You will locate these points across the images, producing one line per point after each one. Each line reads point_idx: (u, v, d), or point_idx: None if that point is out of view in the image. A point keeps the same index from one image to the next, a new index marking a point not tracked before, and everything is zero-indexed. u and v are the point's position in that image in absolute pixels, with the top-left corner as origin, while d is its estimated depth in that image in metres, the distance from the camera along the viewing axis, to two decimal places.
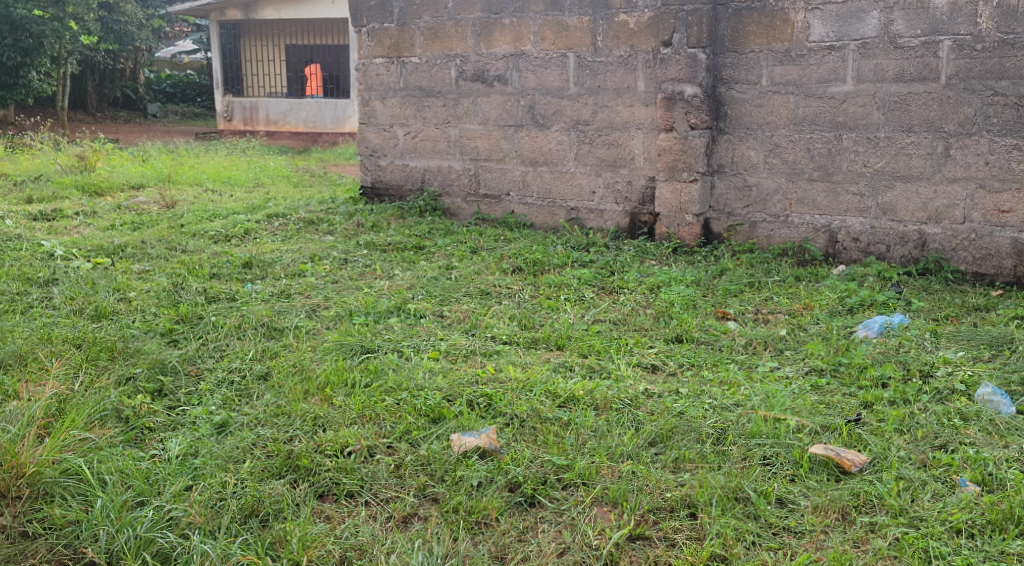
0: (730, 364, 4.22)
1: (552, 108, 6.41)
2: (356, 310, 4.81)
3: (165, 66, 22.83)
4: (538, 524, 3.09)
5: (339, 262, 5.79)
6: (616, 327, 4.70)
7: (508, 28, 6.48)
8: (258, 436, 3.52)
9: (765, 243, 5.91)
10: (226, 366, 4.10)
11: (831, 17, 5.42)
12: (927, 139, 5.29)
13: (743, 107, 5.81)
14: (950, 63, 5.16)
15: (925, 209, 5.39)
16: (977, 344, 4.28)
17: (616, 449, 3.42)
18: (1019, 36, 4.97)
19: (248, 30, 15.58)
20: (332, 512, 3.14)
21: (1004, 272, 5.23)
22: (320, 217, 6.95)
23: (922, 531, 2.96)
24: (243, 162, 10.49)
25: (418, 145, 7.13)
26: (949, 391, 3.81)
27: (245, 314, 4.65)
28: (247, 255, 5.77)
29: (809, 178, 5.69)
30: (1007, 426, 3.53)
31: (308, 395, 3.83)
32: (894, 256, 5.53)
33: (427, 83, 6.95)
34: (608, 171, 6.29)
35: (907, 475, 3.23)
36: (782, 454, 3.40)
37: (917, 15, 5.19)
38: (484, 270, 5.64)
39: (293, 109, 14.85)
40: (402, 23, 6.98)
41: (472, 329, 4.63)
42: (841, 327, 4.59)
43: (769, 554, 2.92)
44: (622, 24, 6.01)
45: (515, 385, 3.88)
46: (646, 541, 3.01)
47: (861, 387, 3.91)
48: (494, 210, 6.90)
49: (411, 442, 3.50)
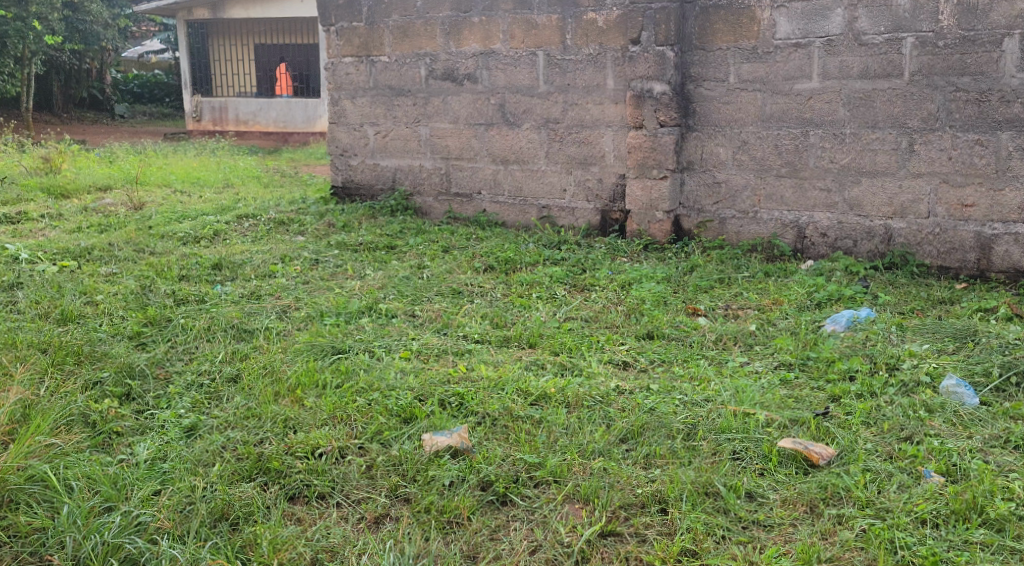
0: (700, 359, 4.25)
1: (522, 107, 6.42)
2: (328, 310, 4.80)
3: (132, 66, 22.60)
4: (510, 522, 3.10)
5: (310, 263, 5.76)
6: (588, 324, 4.72)
7: (477, 27, 6.48)
8: (228, 438, 3.50)
9: (734, 239, 5.95)
10: (195, 369, 4.07)
11: (796, 15, 5.47)
12: (892, 135, 5.36)
13: (711, 104, 5.84)
14: (913, 59, 5.22)
15: (890, 204, 5.45)
16: (942, 336, 4.35)
17: (588, 446, 3.43)
18: (979, 33, 5.05)
19: (217, 30, 15.46)
20: (303, 514, 3.14)
21: (968, 265, 5.31)
22: (290, 218, 6.92)
23: (888, 522, 3.00)
24: (213, 163, 10.41)
25: (388, 144, 7.11)
26: (914, 383, 3.87)
27: (214, 316, 4.62)
28: (217, 256, 5.73)
29: (777, 175, 5.74)
30: (971, 418, 3.59)
31: (278, 396, 3.81)
32: (861, 251, 5.59)
33: (397, 82, 6.93)
34: (579, 169, 6.31)
35: (874, 467, 3.28)
36: (751, 449, 3.43)
37: (880, 12, 5.24)
38: (456, 268, 5.64)
39: (263, 109, 14.76)
40: (371, 21, 6.95)
41: (444, 328, 4.64)
42: (809, 322, 4.64)
43: (739, 548, 2.94)
44: (591, 22, 6.03)
45: (486, 384, 3.88)
46: (617, 537, 3.02)
47: (828, 380, 3.96)
48: (466, 208, 6.89)
49: (382, 442, 3.50)
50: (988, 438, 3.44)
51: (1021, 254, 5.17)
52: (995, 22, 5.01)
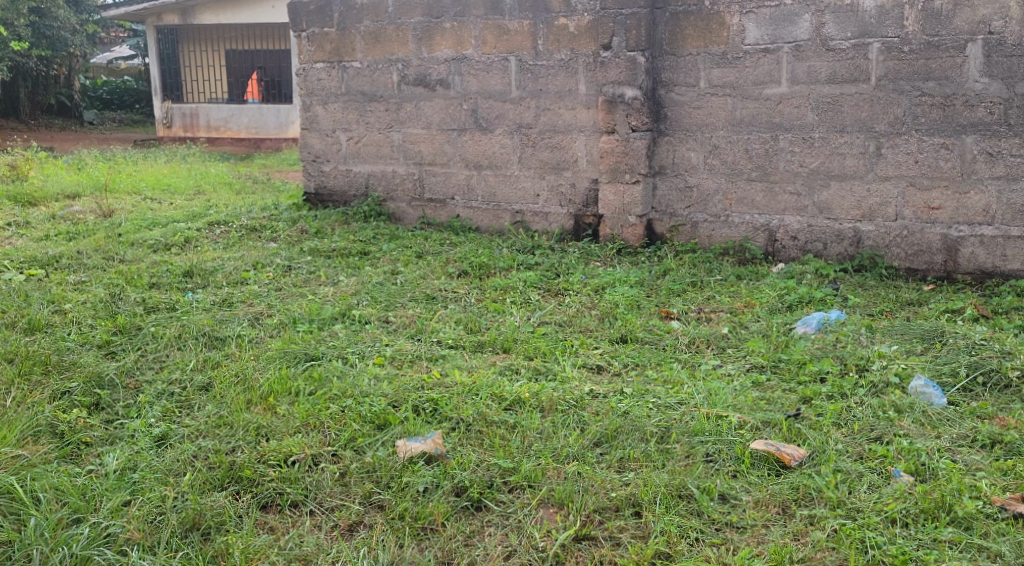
0: (673, 363, 4.28)
1: (495, 112, 6.43)
2: (300, 317, 4.78)
3: (101, 72, 22.32)
4: (485, 528, 3.10)
5: (283, 269, 5.74)
6: (562, 328, 4.73)
7: (449, 32, 6.49)
8: (200, 447, 3.47)
9: (706, 242, 5.99)
10: (166, 378, 4.03)
11: (765, 20, 5.53)
12: (859, 138, 5.42)
13: (682, 109, 5.88)
14: (879, 64, 5.29)
15: (859, 207, 5.52)
16: (910, 337, 4.41)
17: (561, 450, 3.45)
18: (944, 38, 5.12)
19: (187, 35, 15.35)
20: (276, 522, 3.12)
21: (935, 267, 5.38)
22: (262, 224, 6.88)
23: (858, 522, 3.03)
24: (184, 169, 10.34)
25: (361, 150, 7.09)
26: (884, 384, 3.91)
27: (185, 324, 4.59)
28: (187, 263, 5.69)
29: (748, 178, 5.79)
30: (939, 417, 3.64)
31: (251, 404, 3.79)
32: (831, 254, 5.65)
33: (370, 88, 6.91)
34: (552, 174, 6.33)
35: (845, 468, 3.31)
36: (724, 451, 3.45)
37: (847, 18, 5.32)
38: (430, 274, 5.64)
39: (235, 114, 14.64)
40: (342, 27, 6.94)
41: (418, 333, 4.63)
42: (781, 324, 4.68)
43: (712, 550, 2.96)
44: (563, 28, 6.06)
45: (460, 389, 3.87)
46: (592, 541, 3.03)
47: (799, 382, 3.99)
48: (439, 214, 6.89)
49: (356, 449, 3.49)
50: (955, 438, 3.49)
51: (986, 255, 5.25)
52: (959, 28, 5.08)
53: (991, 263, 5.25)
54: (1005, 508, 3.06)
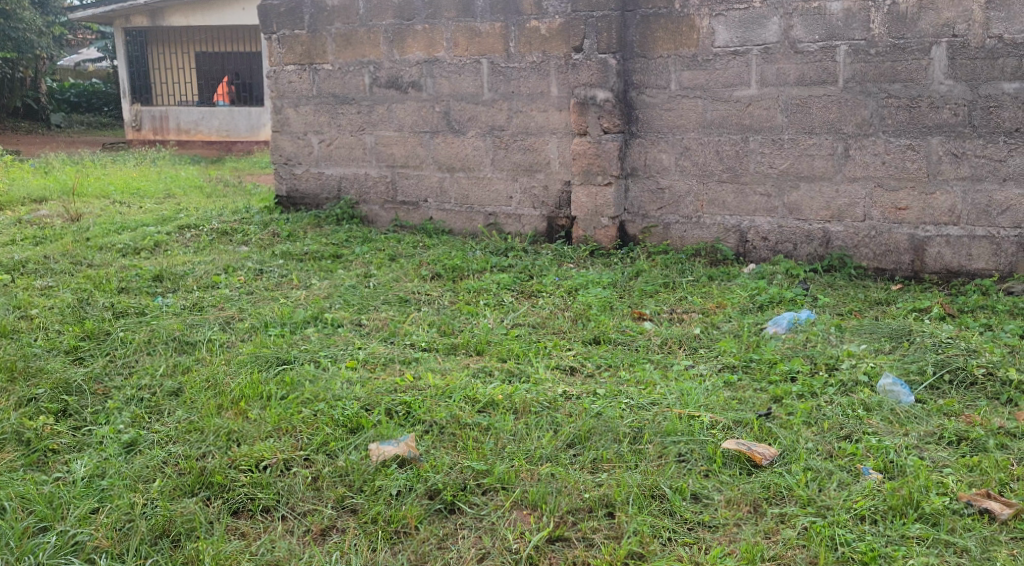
0: (646, 363, 4.30)
1: (467, 115, 6.44)
2: (272, 321, 4.75)
3: (68, 74, 22.02)
4: (458, 531, 3.10)
5: (254, 273, 5.71)
6: (535, 330, 4.74)
7: (421, 35, 6.49)
8: (170, 453, 3.45)
9: (678, 243, 6.02)
10: (135, 384, 3.99)
11: (734, 23, 5.57)
12: (828, 140, 5.48)
13: (653, 111, 5.91)
14: (847, 67, 5.35)
15: (828, 208, 5.57)
16: (879, 336, 4.45)
17: (535, 452, 3.45)
18: (909, 41, 5.19)
19: (156, 38, 15.23)
20: (247, 528, 3.10)
21: (903, 267, 5.44)
22: (233, 227, 6.84)
23: (828, 520, 3.05)
24: (153, 172, 10.24)
25: (333, 153, 7.07)
26: (853, 383, 3.96)
27: (155, 329, 4.55)
28: (157, 267, 5.64)
29: (718, 180, 5.82)
30: (907, 415, 3.68)
31: (221, 409, 3.77)
32: (801, 254, 5.70)
33: (341, 90, 6.89)
34: (524, 176, 6.34)
35: (815, 466, 3.34)
36: (696, 450, 3.47)
37: (814, 21, 5.37)
38: (403, 277, 5.63)
39: (205, 117, 14.54)
40: (313, 29, 6.91)
41: (390, 336, 4.62)
42: (752, 325, 4.72)
43: (684, 549, 2.98)
44: (534, 30, 6.07)
45: (434, 392, 3.87)
46: (565, 542, 3.04)
47: (770, 381, 4.02)
48: (412, 216, 6.88)
49: (329, 453, 3.47)
50: (923, 435, 3.53)
51: (952, 255, 5.32)
52: (924, 31, 5.15)
53: (957, 263, 5.32)
54: (972, 503, 3.10)
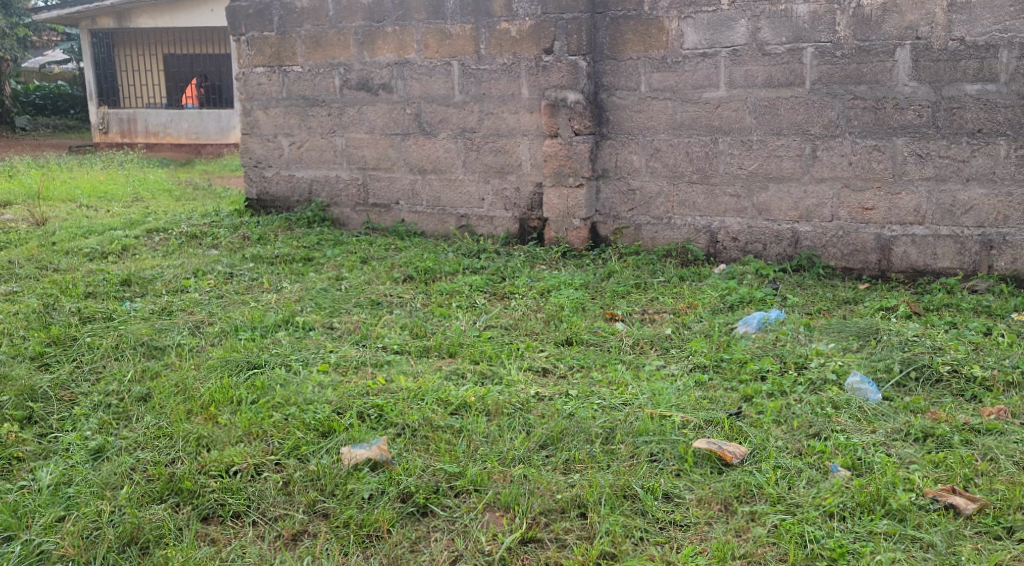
0: (618, 363, 4.32)
1: (438, 116, 6.43)
2: (242, 324, 4.72)
3: (32, 76, 21.72)
4: (430, 533, 3.09)
5: (224, 277, 5.67)
6: (507, 332, 4.75)
7: (391, 37, 6.48)
8: (138, 459, 3.42)
9: (650, 244, 6.05)
10: (102, 390, 3.95)
11: (702, 25, 5.61)
12: (796, 141, 5.53)
13: (624, 113, 5.94)
14: (814, 69, 5.40)
15: (796, 209, 5.63)
16: (847, 335, 4.50)
17: (507, 454, 3.46)
18: (874, 43, 5.25)
19: (123, 39, 15.10)
20: (217, 534, 3.08)
21: (870, 266, 5.51)
22: (202, 230, 6.79)
23: (797, 517, 3.08)
24: (121, 176, 10.12)
25: (303, 155, 7.03)
26: (821, 381, 4.00)
27: (123, 334, 4.51)
28: (125, 271, 5.59)
29: (688, 181, 5.86)
30: (874, 412, 3.73)
31: (191, 414, 3.74)
32: (770, 255, 5.75)
33: (311, 92, 6.86)
34: (496, 178, 6.35)
35: (784, 464, 3.37)
36: (667, 450, 3.50)
37: (781, 23, 5.42)
38: (374, 279, 5.62)
39: (174, 120, 14.41)
40: (282, 31, 6.88)
41: (362, 339, 4.61)
42: (722, 325, 4.75)
43: (656, 549, 3.00)
44: (504, 32, 6.08)
45: (406, 395, 3.87)
46: (537, 543, 3.05)
47: (740, 381, 4.06)
48: (384, 219, 6.87)
49: (299, 457, 3.46)
50: (890, 432, 3.58)
51: (918, 254, 5.39)
52: (888, 33, 5.22)
53: (922, 262, 5.39)
54: (937, 499, 3.15)
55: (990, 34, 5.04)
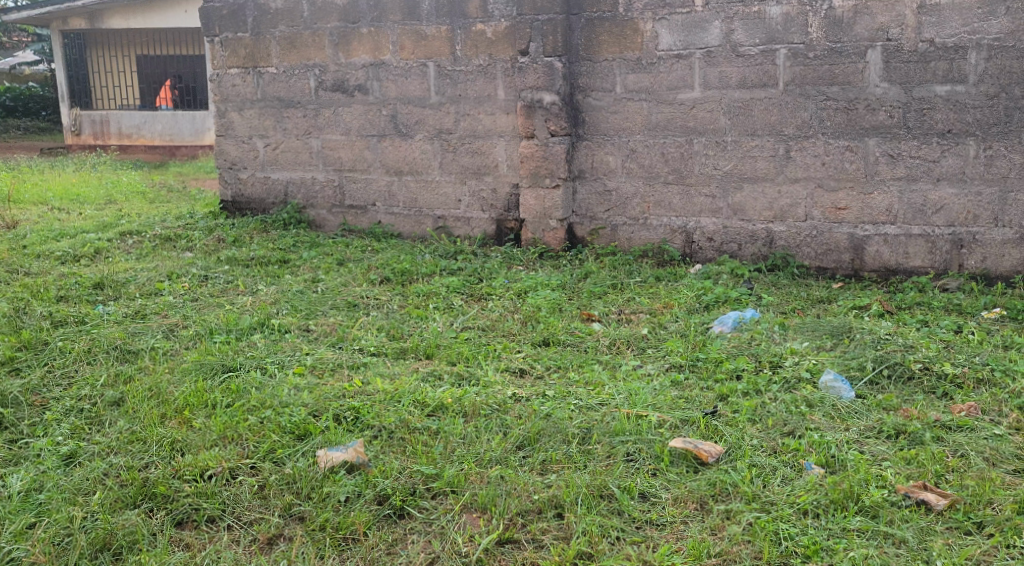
0: (595, 364, 4.34)
1: (414, 118, 6.42)
2: (217, 327, 4.68)
3: (2, 77, 21.44)
4: (407, 535, 3.09)
5: (199, 279, 5.63)
6: (485, 333, 4.75)
7: (366, 38, 6.47)
8: (111, 465, 3.39)
9: (626, 244, 6.07)
10: (74, 395, 3.92)
11: (677, 27, 5.64)
12: (770, 142, 5.57)
13: (599, 114, 5.96)
14: (787, 70, 5.45)
15: (771, 209, 5.67)
16: (821, 334, 4.54)
17: (484, 455, 3.46)
18: (846, 45, 5.30)
19: (96, 40, 14.97)
20: (192, 539, 3.06)
21: (843, 265, 5.56)
22: (177, 233, 6.74)
23: (772, 515, 3.10)
24: (94, 178, 10.03)
25: (279, 157, 7.00)
26: (796, 380, 4.03)
27: (95, 338, 4.47)
28: (98, 275, 5.54)
29: (664, 182, 5.89)
30: (847, 410, 3.76)
31: (165, 418, 3.71)
32: (745, 254, 5.79)
33: (286, 94, 6.83)
34: (472, 179, 6.35)
35: (759, 462, 3.40)
36: (644, 450, 3.51)
37: (754, 25, 5.46)
38: (351, 281, 5.60)
39: (148, 122, 14.28)
40: (256, 32, 6.84)
41: (339, 341, 4.59)
42: (698, 324, 4.78)
43: (633, 548, 3.01)
44: (480, 33, 6.09)
45: (383, 397, 3.86)
46: (514, 544, 3.05)
47: (716, 380, 4.08)
48: (360, 220, 6.85)
49: (275, 461, 3.44)
50: (863, 430, 3.62)
51: (890, 254, 5.44)
52: (859, 35, 5.27)
53: (895, 261, 5.44)
54: (909, 495, 3.18)
55: (959, 36, 5.09)
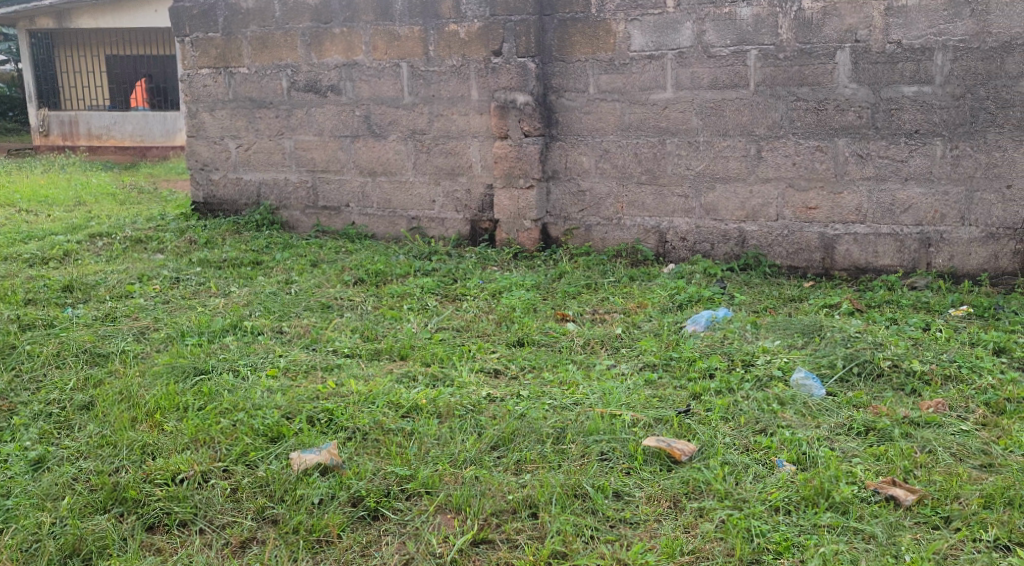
0: (569, 363, 4.35)
1: (388, 118, 6.41)
2: (189, 330, 4.65)
3: None
4: (381, 537, 3.08)
5: (170, 281, 5.59)
6: (459, 334, 4.75)
7: (339, 38, 6.44)
8: (80, 469, 3.37)
9: (600, 245, 6.09)
10: (42, 399, 3.88)
11: (649, 28, 5.67)
12: (741, 142, 5.61)
13: (573, 115, 5.97)
14: (757, 71, 5.49)
15: (743, 209, 5.71)
16: (792, 332, 4.58)
17: (459, 456, 3.46)
18: (815, 46, 5.36)
19: (64, 40, 14.80)
20: (163, 543, 3.04)
21: (814, 264, 5.61)
22: (148, 235, 6.68)
23: (744, 512, 3.13)
24: (63, 180, 9.92)
25: (251, 158, 6.96)
26: (768, 378, 4.06)
27: (64, 341, 4.43)
28: (67, 277, 5.49)
29: (637, 182, 5.91)
30: (818, 408, 3.80)
31: (136, 422, 3.68)
32: (718, 254, 5.83)
33: (258, 94, 6.79)
34: (446, 180, 6.34)
35: (731, 460, 3.42)
36: (617, 449, 3.52)
37: (725, 26, 5.50)
38: (324, 282, 5.58)
39: (118, 122, 14.14)
40: (227, 32, 6.80)
41: (313, 343, 4.57)
42: (672, 324, 4.80)
43: (607, 546, 3.02)
44: (453, 34, 6.08)
45: (356, 399, 3.84)
46: (489, 544, 3.05)
47: (689, 379, 4.10)
48: (334, 222, 6.82)
49: (248, 464, 3.42)
50: (834, 427, 3.65)
51: (860, 253, 5.50)
52: (828, 37, 5.32)
53: (864, 260, 5.50)
54: (878, 491, 3.21)
55: (925, 38, 5.16)
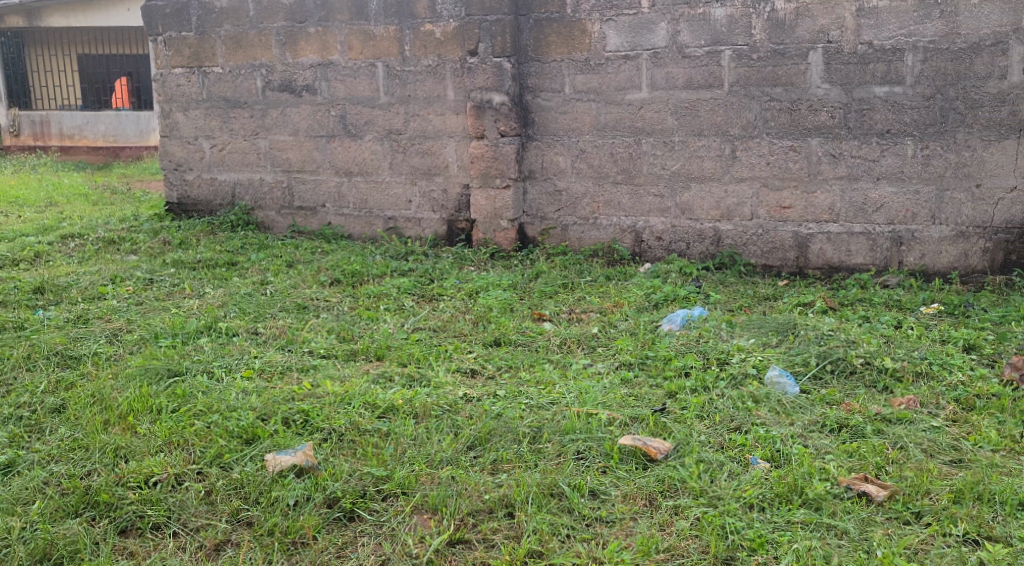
0: (546, 363, 4.35)
1: (364, 118, 6.39)
2: (162, 331, 4.62)
3: None
4: (357, 538, 3.07)
5: (143, 283, 5.54)
6: (436, 334, 4.74)
7: (314, 38, 6.42)
8: (51, 473, 3.33)
9: (577, 244, 6.10)
10: (12, 402, 3.84)
11: (624, 28, 5.69)
12: (716, 142, 5.64)
13: (549, 115, 5.98)
14: (732, 71, 5.52)
15: (718, 208, 5.74)
16: (766, 331, 4.61)
17: (435, 456, 3.45)
18: (788, 46, 5.39)
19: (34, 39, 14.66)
20: (136, 547, 3.02)
21: (789, 263, 5.66)
22: (121, 236, 6.62)
23: (719, 510, 3.14)
24: (35, 180, 9.82)
25: (225, 158, 6.92)
26: (742, 376, 4.08)
27: (36, 344, 4.39)
28: (38, 279, 5.43)
29: (613, 182, 5.93)
30: (792, 405, 3.83)
31: (108, 425, 3.65)
32: (693, 253, 5.86)
33: (232, 94, 6.75)
34: (423, 180, 6.33)
35: (706, 458, 3.44)
36: (594, 448, 3.53)
37: (700, 26, 5.53)
38: (300, 283, 5.55)
39: (90, 122, 14.01)
40: (200, 32, 6.75)
41: (288, 344, 4.55)
42: (648, 323, 4.82)
43: (582, 545, 3.02)
44: (428, 33, 6.08)
45: (332, 399, 3.83)
46: (465, 544, 3.05)
47: (665, 377, 4.12)
48: (310, 222, 6.79)
49: (222, 466, 3.40)
50: (808, 424, 3.68)
51: (834, 251, 5.55)
52: (801, 37, 5.36)
53: (838, 258, 5.55)
54: (851, 487, 3.24)
55: (896, 39, 5.21)
